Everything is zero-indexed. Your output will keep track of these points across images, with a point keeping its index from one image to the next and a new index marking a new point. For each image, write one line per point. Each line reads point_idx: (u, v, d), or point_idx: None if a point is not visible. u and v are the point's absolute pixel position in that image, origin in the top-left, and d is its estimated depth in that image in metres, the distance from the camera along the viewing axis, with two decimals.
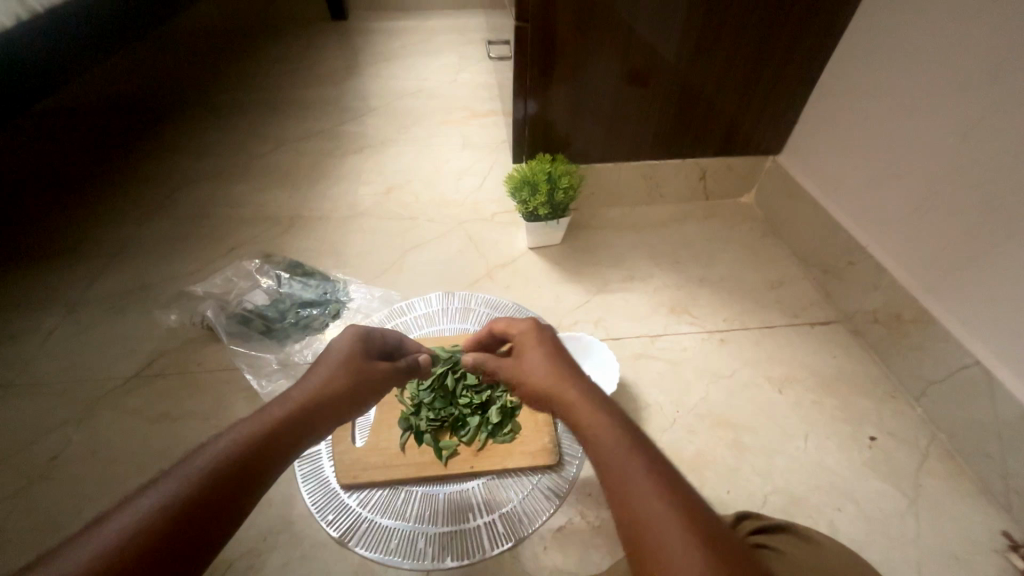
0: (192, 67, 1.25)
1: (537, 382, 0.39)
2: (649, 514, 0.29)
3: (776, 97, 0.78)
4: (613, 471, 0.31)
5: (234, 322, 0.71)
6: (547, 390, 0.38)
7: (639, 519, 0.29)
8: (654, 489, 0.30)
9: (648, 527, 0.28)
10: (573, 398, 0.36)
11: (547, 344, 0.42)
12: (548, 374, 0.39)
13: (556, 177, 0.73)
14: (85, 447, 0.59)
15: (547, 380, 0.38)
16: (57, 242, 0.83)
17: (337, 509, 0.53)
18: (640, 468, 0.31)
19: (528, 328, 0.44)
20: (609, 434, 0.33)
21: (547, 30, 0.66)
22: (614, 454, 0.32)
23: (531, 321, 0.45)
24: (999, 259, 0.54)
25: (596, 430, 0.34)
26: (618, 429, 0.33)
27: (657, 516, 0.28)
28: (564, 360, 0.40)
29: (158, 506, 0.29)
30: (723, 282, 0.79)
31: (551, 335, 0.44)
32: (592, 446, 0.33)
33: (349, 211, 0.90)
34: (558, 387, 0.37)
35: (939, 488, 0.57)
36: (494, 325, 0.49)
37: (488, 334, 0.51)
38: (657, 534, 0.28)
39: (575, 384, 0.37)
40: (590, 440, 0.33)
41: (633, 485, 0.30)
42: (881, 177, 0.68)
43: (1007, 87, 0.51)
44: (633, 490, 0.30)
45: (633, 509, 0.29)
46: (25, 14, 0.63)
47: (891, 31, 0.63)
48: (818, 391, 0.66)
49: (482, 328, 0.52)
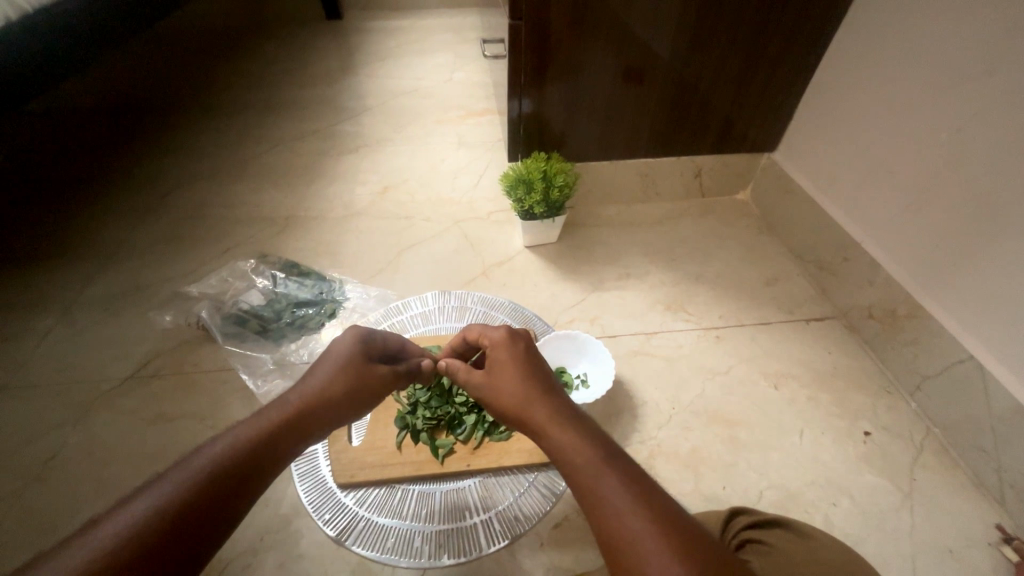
0: (187, 67, 1.25)
1: (509, 400, 0.39)
2: (630, 535, 0.29)
3: (772, 93, 0.78)
4: (590, 493, 0.31)
5: (230, 323, 0.71)
6: (520, 409, 0.38)
7: (620, 540, 0.29)
8: (631, 507, 0.30)
9: (630, 548, 0.28)
10: (547, 416, 0.36)
11: (517, 357, 0.42)
12: (521, 391, 0.38)
13: (551, 176, 0.73)
14: (82, 448, 0.59)
15: (520, 398, 0.38)
16: (52, 243, 0.83)
17: (334, 508, 0.53)
18: (617, 487, 0.31)
19: (497, 340, 0.44)
20: (584, 453, 0.33)
21: (541, 28, 0.66)
22: (591, 474, 0.32)
23: (501, 332, 0.44)
24: (993, 253, 0.54)
25: (571, 450, 0.34)
26: (593, 446, 0.34)
27: (637, 537, 0.29)
28: (537, 373, 0.40)
29: (154, 508, 0.29)
30: (719, 279, 0.79)
31: (524, 344, 0.44)
32: (568, 467, 0.33)
33: (345, 210, 0.90)
34: (531, 405, 0.37)
35: (933, 483, 0.58)
36: (469, 333, 0.49)
37: (462, 341, 0.51)
38: (638, 554, 0.28)
39: (547, 400, 0.37)
40: (565, 461, 0.33)
41: (611, 507, 0.30)
42: (875, 172, 0.68)
43: (1001, 81, 0.51)
44: (613, 512, 0.30)
45: (614, 530, 0.30)
46: (16, 15, 0.63)
47: (885, 25, 0.63)
48: (813, 387, 0.66)
49: (456, 334, 0.51)
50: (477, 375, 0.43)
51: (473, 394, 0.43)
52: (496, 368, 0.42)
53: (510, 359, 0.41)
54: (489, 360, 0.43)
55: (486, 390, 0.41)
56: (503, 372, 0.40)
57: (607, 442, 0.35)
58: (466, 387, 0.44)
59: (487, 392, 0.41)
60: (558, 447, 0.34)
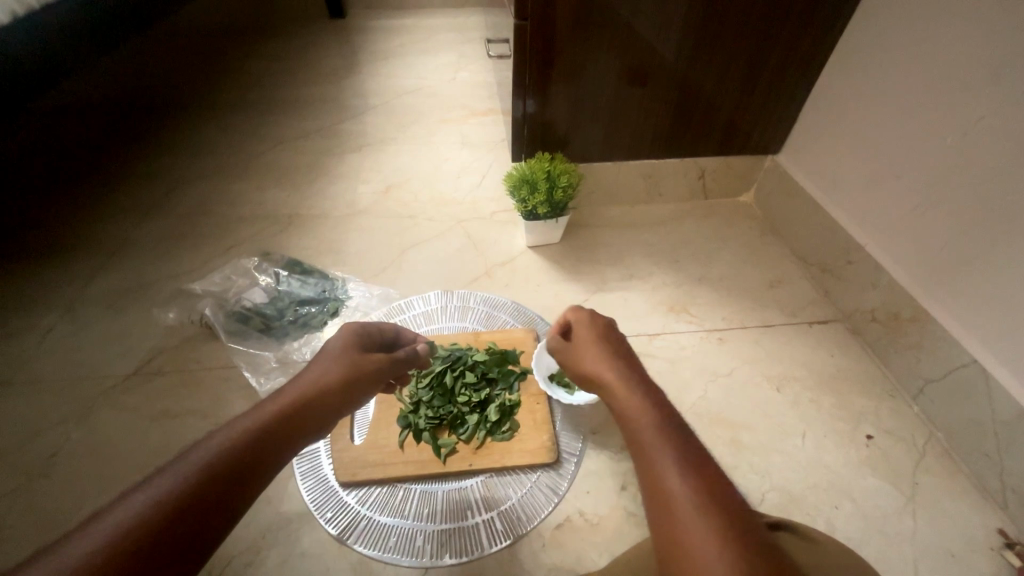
0: (191, 65, 1.26)
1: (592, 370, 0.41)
2: (673, 494, 0.29)
3: (776, 97, 0.78)
4: (641, 449, 0.32)
5: (233, 321, 0.71)
6: (595, 373, 0.41)
7: (666, 498, 0.29)
8: (679, 471, 0.30)
9: (672, 505, 0.29)
10: (619, 383, 0.38)
11: (601, 336, 0.44)
12: (599, 358, 0.42)
13: (555, 176, 0.73)
14: (85, 444, 0.60)
15: (597, 364, 0.41)
16: (56, 240, 0.83)
17: (336, 506, 0.54)
18: (668, 450, 0.31)
19: (583, 318, 0.47)
20: (644, 417, 0.34)
21: (547, 27, 0.66)
22: (646, 435, 0.33)
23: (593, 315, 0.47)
24: (996, 258, 0.54)
25: (631, 410, 0.35)
26: (651, 411, 0.35)
27: (679, 495, 0.29)
28: (615, 349, 0.43)
29: (154, 501, 0.29)
30: (722, 281, 0.79)
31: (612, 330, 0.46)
32: (628, 426, 0.34)
33: (348, 209, 0.90)
34: (603, 371, 0.40)
35: (937, 486, 0.57)
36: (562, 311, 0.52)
37: None
38: (678, 512, 0.28)
39: (623, 371, 0.39)
40: (624, 418, 0.35)
41: (659, 464, 0.31)
42: (879, 176, 0.68)
43: (1006, 87, 0.52)
44: (661, 469, 0.30)
45: (658, 485, 0.30)
46: (21, 11, 0.63)
47: (890, 30, 0.63)
48: (816, 389, 0.66)
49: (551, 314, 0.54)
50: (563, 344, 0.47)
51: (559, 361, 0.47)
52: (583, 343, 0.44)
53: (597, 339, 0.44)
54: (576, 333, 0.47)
55: (569, 356, 0.45)
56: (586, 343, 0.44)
57: (666, 411, 0.35)
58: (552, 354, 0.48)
59: (569, 359, 0.45)
60: (623, 408, 0.36)
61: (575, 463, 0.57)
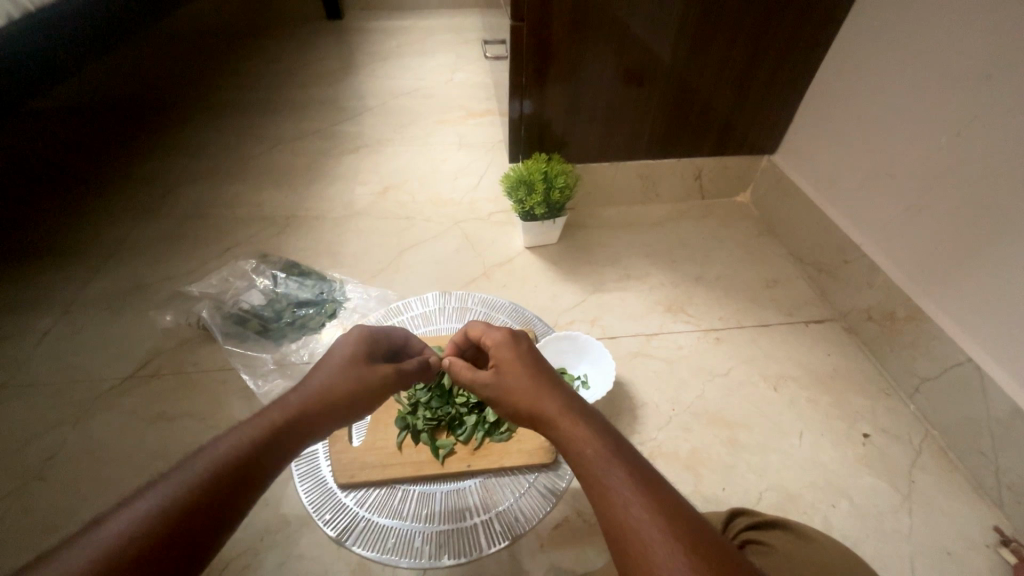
0: (188, 66, 1.25)
1: (520, 396, 0.39)
2: (639, 528, 0.29)
3: (772, 97, 0.78)
4: (596, 484, 0.31)
5: (231, 323, 0.71)
6: (528, 403, 0.38)
7: (628, 529, 0.29)
8: (639, 502, 0.30)
9: (637, 540, 0.28)
10: (555, 410, 0.36)
11: (525, 354, 0.42)
12: (525, 381, 0.39)
13: (552, 177, 0.73)
14: (82, 447, 0.59)
15: (529, 392, 0.38)
16: (52, 242, 0.83)
17: (334, 508, 0.53)
18: (624, 480, 0.31)
19: (500, 339, 0.44)
20: (592, 444, 0.33)
21: (543, 31, 0.66)
22: (599, 467, 0.32)
23: (504, 331, 0.45)
24: (989, 257, 0.55)
25: (579, 442, 0.34)
26: (601, 439, 0.34)
27: (640, 527, 0.29)
28: (542, 369, 0.40)
29: (158, 507, 0.29)
30: (718, 280, 0.79)
31: (527, 344, 0.44)
32: (576, 459, 0.33)
33: (346, 210, 0.90)
34: (539, 401, 0.37)
35: (932, 484, 0.58)
36: (470, 331, 0.49)
37: (464, 340, 0.52)
38: (646, 545, 0.28)
39: (553, 394, 0.37)
40: (574, 453, 0.33)
41: (616, 500, 0.30)
42: (875, 176, 0.68)
43: (998, 86, 0.52)
44: (620, 504, 0.30)
45: (622, 523, 0.29)
46: (17, 13, 0.63)
47: (884, 30, 0.64)
48: (813, 389, 0.66)
49: (459, 334, 0.52)
50: (483, 374, 0.44)
51: (481, 392, 0.44)
52: (502, 367, 0.42)
53: (516, 359, 0.41)
54: (495, 359, 0.43)
55: (493, 386, 0.42)
56: (510, 369, 0.41)
57: (615, 437, 0.34)
58: (474, 385, 0.45)
59: (494, 389, 0.42)
60: (566, 440, 0.34)
61: None
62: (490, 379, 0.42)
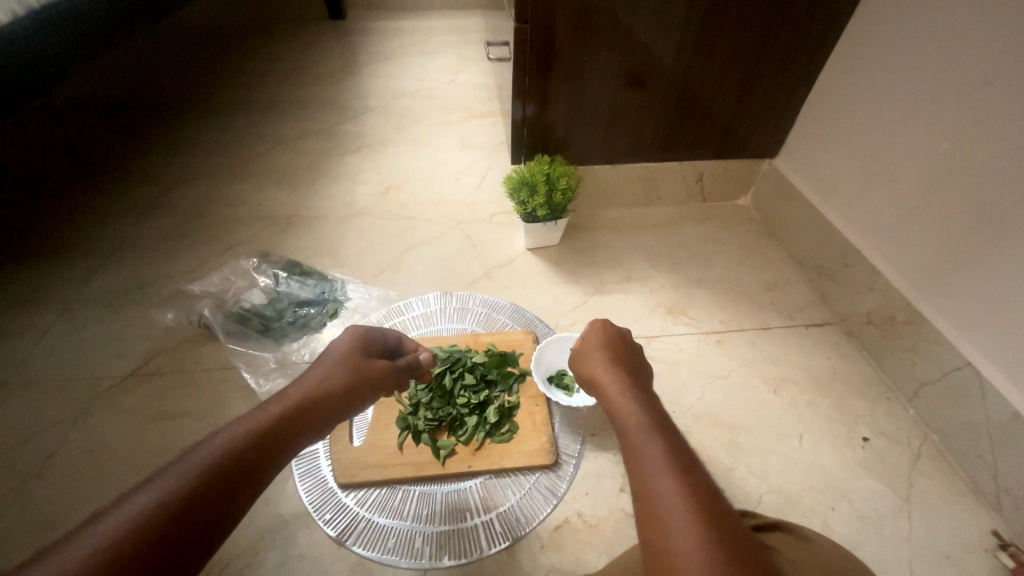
0: (191, 64, 1.25)
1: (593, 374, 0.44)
2: (661, 493, 0.31)
3: (773, 101, 0.78)
4: (633, 451, 0.34)
5: (232, 322, 0.71)
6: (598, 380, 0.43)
7: (652, 496, 0.31)
8: (667, 475, 0.31)
9: (658, 505, 0.30)
10: (615, 389, 0.41)
11: (609, 343, 0.47)
12: (603, 365, 0.44)
13: (555, 178, 0.73)
14: (82, 445, 0.59)
15: (602, 373, 0.43)
16: (53, 240, 0.83)
17: (334, 508, 0.54)
18: (658, 453, 0.33)
19: (594, 327, 0.49)
20: (636, 418, 0.36)
21: (546, 33, 0.67)
22: (638, 436, 0.35)
23: (599, 322, 0.50)
24: (988, 263, 0.55)
25: (626, 416, 0.37)
26: (647, 417, 0.36)
27: (662, 495, 0.31)
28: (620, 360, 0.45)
29: (153, 504, 0.29)
30: (719, 283, 0.80)
31: (616, 335, 0.48)
32: (621, 427, 0.37)
33: (348, 210, 0.90)
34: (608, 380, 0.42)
35: (930, 487, 0.58)
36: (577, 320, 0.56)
37: None
38: (665, 509, 0.30)
39: (621, 379, 0.42)
40: (620, 422, 0.37)
41: (646, 468, 0.32)
42: (876, 181, 0.68)
43: (999, 93, 0.52)
44: (649, 471, 0.32)
45: (648, 489, 0.31)
46: (22, 11, 0.63)
47: (886, 36, 0.64)
48: (812, 392, 0.67)
49: None
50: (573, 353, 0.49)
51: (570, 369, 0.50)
52: (586, 351, 0.47)
53: (601, 346, 0.46)
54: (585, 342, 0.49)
55: (578, 365, 0.47)
56: (593, 354, 0.46)
57: (661, 418, 0.37)
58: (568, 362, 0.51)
59: (577, 365, 0.47)
60: (615, 412, 0.38)
61: (574, 465, 0.57)
62: (576, 358, 0.48)
